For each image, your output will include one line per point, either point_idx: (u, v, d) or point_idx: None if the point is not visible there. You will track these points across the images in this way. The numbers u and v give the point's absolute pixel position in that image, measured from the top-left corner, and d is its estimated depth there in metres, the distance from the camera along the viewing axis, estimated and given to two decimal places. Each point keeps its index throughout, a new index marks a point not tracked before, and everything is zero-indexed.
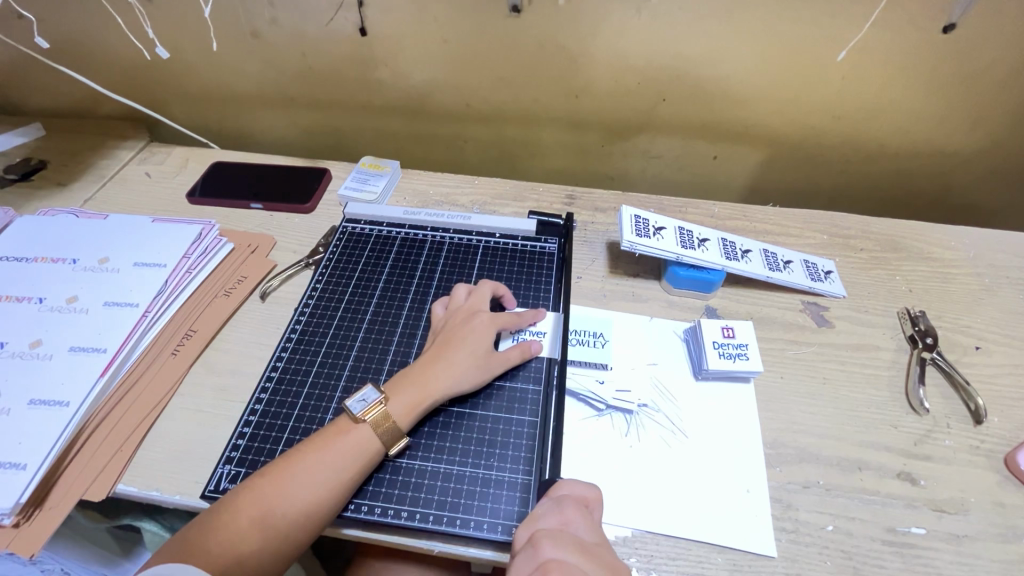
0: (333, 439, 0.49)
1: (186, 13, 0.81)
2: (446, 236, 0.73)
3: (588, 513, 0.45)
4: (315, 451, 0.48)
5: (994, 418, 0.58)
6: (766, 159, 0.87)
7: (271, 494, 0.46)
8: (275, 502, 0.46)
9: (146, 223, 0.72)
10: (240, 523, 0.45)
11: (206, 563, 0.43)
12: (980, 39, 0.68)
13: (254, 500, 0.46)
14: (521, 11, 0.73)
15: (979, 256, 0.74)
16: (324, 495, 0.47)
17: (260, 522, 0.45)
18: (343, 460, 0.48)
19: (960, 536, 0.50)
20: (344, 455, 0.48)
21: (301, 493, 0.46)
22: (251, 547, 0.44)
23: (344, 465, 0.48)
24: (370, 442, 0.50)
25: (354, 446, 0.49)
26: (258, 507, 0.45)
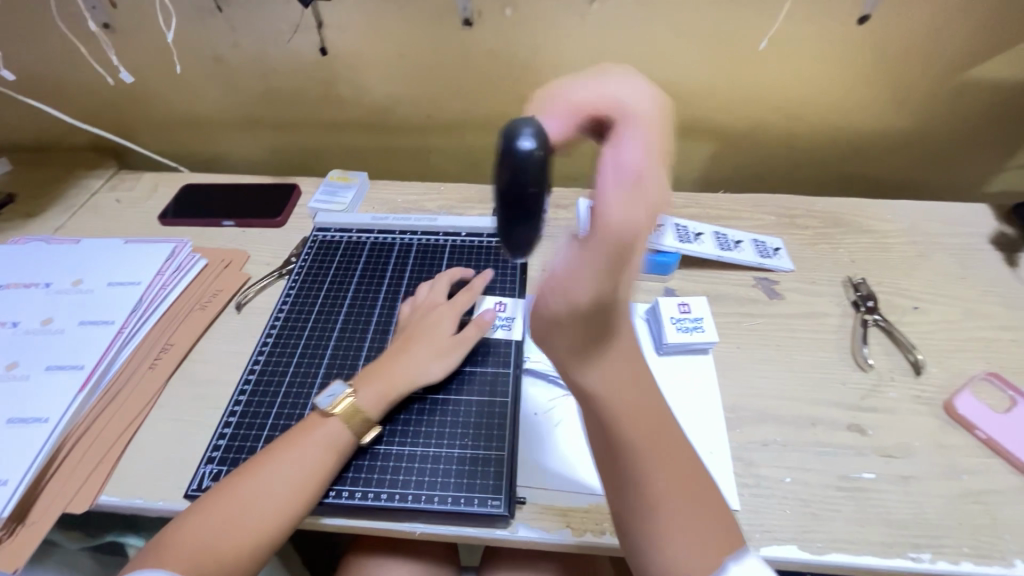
0: (308, 434, 0.51)
1: (150, 41, 0.83)
2: (415, 238, 0.76)
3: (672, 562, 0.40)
4: (287, 449, 0.50)
5: (934, 369, 0.62)
6: (714, 152, 0.92)
7: (245, 492, 0.48)
8: (252, 497, 0.47)
9: (118, 245, 0.74)
10: (218, 519, 0.46)
11: (177, 559, 0.44)
12: (890, 27, 0.75)
13: (226, 499, 0.47)
14: (472, 23, 0.78)
15: (914, 226, 0.80)
16: (296, 489, 0.48)
17: (239, 517, 0.47)
18: (318, 453, 0.50)
19: (907, 476, 0.53)
20: (319, 448, 0.51)
21: (276, 487, 0.48)
22: (222, 544, 0.45)
23: (316, 460, 0.50)
24: (342, 436, 0.52)
25: (327, 440, 0.51)
26: (237, 503, 0.47)
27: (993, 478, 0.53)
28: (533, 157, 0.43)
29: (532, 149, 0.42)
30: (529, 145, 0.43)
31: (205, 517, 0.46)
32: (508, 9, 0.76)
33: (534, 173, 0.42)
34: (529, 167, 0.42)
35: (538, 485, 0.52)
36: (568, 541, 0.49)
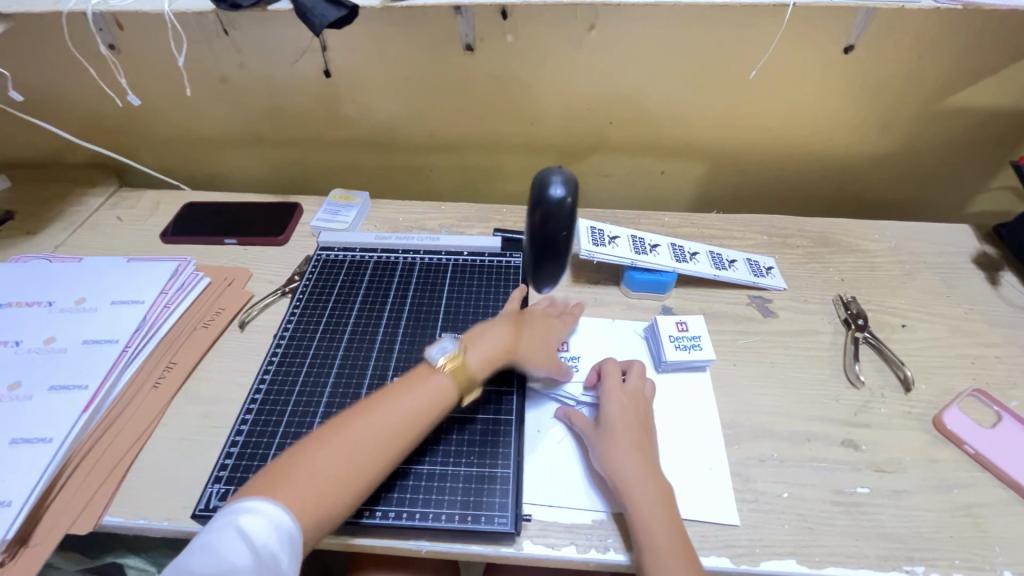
0: (414, 383, 0.53)
1: (156, 62, 0.85)
2: (417, 257, 0.77)
3: (652, 531, 0.48)
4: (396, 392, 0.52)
5: (922, 385, 0.64)
6: (708, 173, 0.95)
7: (356, 425, 0.49)
8: (358, 441, 0.48)
9: (121, 263, 0.74)
10: (324, 462, 0.46)
11: (296, 483, 0.44)
12: (873, 56, 0.79)
13: (339, 432, 0.48)
14: (474, 48, 0.81)
15: (899, 246, 0.83)
16: (404, 428, 0.50)
17: (345, 462, 0.46)
18: (419, 402, 0.51)
19: (900, 491, 0.55)
20: (420, 397, 0.52)
21: (378, 434, 0.49)
22: (337, 472, 0.46)
23: (422, 403, 0.52)
24: (448, 390, 0.53)
25: (429, 389, 0.53)
26: (344, 448, 0.47)
27: (982, 492, 0.55)
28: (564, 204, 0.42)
29: (565, 196, 0.41)
30: (560, 192, 0.41)
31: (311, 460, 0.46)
32: (509, 36, 0.79)
33: (566, 222, 0.42)
34: (560, 216, 0.42)
35: (542, 503, 0.53)
36: (572, 558, 0.50)
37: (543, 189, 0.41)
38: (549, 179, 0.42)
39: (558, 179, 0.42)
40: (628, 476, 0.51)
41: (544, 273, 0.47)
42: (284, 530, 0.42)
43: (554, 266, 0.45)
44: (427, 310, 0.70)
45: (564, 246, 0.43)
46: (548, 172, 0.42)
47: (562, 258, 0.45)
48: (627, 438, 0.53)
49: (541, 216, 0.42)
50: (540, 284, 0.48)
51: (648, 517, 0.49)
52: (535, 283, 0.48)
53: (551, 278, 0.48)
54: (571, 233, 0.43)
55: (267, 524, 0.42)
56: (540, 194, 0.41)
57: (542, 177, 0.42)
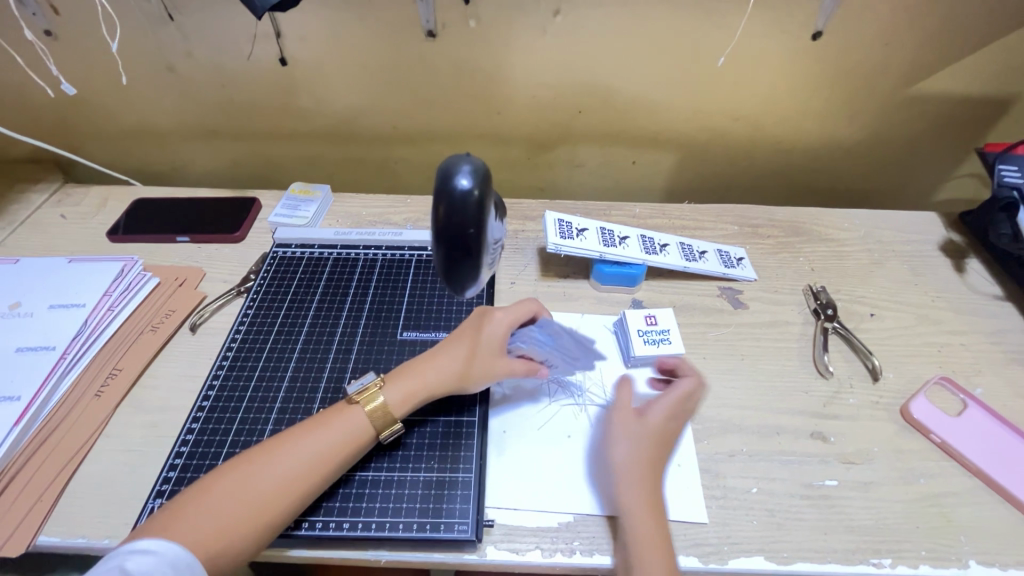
0: (331, 419, 0.51)
1: (97, 49, 0.80)
2: (379, 253, 0.74)
3: (639, 540, 0.47)
4: (313, 427, 0.50)
5: (891, 375, 0.64)
6: (679, 162, 0.94)
7: (265, 463, 0.47)
8: (258, 491, 0.45)
9: (62, 265, 0.70)
10: (222, 504, 0.44)
11: (185, 527, 0.43)
12: (842, 42, 0.78)
13: (246, 472, 0.46)
14: (436, 35, 0.78)
15: (869, 234, 0.82)
16: (310, 472, 0.47)
17: (250, 505, 0.45)
18: (330, 441, 0.49)
19: (868, 483, 0.55)
20: (334, 435, 0.49)
21: (290, 476, 0.47)
22: (234, 518, 0.44)
23: (338, 441, 0.49)
24: (364, 429, 0.51)
25: (344, 427, 0.50)
26: (244, 498, 0.45)
27: (948, 481, 0.55)
28: (470, 196, 0.36)
29: (470, 189, 0.35)
30: (467, 184, 0.35)
31: (216, 493, 0.45)
32: (472, 21, 0.76)
33: (473, 218, 0.36)
34: (465, 211, 0.35)
35: (505, 506, 0.51)
36: (537, 563, 0.48)
37: (448, 179, 0.35)
38: (457, 168, 0.36)
39: (467, 168, 0.36)
40: (636, 477, 0.50)
41: (457, 275, 0.39)
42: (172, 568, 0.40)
43: (463, 269, 0.38)
44: (388, 309, 0.67)
45: (472, 246, 0.37)
46: (458, 159, 0.36)
47: (474, 261, 0.38)
48: (646, 456, 0.51)
49: (444, 211, 0.35)
50: (452, 285, 0.40)
51: (640, 522, 0.48)
52: (450, 290, 0.41)
53: (468, 282, 0.41)
54: (479, 230, 0.36)
55: (162, 561, 0.40)
56: (445, 184, 0.35)
57: (449, 164, 0.36)
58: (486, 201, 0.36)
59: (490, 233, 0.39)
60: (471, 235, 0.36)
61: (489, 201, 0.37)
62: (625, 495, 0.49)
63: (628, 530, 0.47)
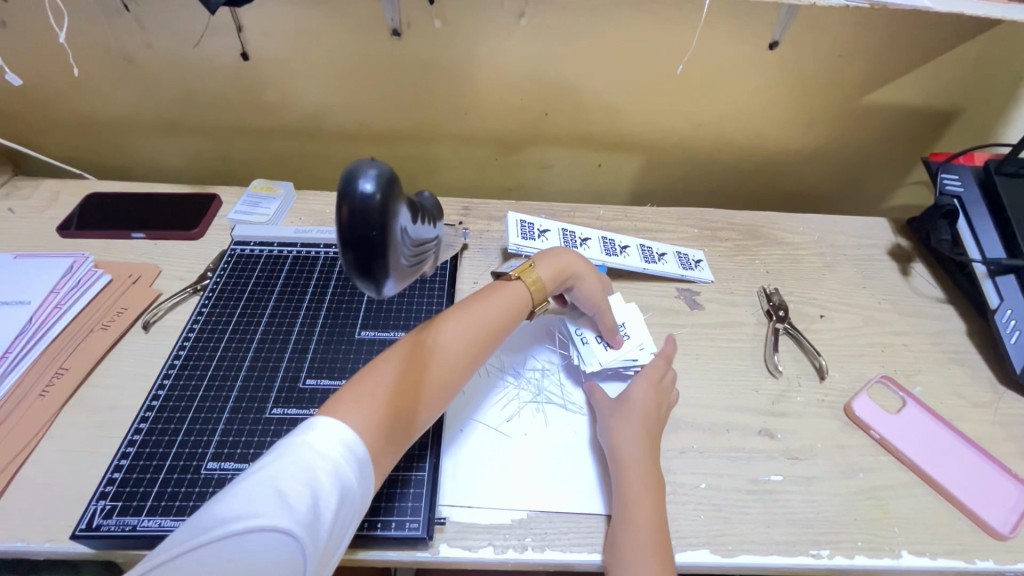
0: (481, 298, 0.56)
1: (50, 38, 0.77)
2: (340, 252, 0.74)
3: (630, 544, 0.48)
4: (479, 299, 0.56)
5: (836, 374, 0.67)
6: (644, 166, 0.95)
7: (443, 332, 0.52)
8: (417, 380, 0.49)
9: (7, 261, 0.67)
10: (406, 370, 0.48)
11: (397, 384, 0.48)
12: (797, 52, 0.81)
13: (436, 338, 0.52)
14: (401, 34, 0.77)
15: (822, 238, 0.86)
16: (487, 334, 0.54)
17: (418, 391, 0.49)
18: (492, 311, 0.55)
19: (811, 477, 0.57)
20: (500, 304, 0.56)
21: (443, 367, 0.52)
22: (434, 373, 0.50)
23: (499, 309, 0.56)
24: (515, 301, 0.57)
25: (503, 300, 0.56)
26: (409, 384, 0.48)
27: (885, 475, 0.58)
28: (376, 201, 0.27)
29: (372, 192, 0.26)
30: (369, 186, 0.26)
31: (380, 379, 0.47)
32: (437, 21, 0.76)
33: (383, 227, 0.27)
34: (367, 215, 0.26)
35: (459, 504, 0.52)
36: (490, 560, 0.49)
37: (349, 181, 0.26)
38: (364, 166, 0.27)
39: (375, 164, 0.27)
40: (631, 459, 0.52)
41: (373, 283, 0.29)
42: (352, 445, 0.42)
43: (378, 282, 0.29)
44: (347, 308, 0.67)
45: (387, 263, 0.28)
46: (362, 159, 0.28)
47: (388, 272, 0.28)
48: (643, 450, 0.53)
49: (346, 221, 0.27)
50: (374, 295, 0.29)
51: (636, 498, 0.50)
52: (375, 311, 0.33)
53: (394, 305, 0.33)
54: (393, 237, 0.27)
55: (343, 447, 0.42)
56: (345, 187, 0.26)
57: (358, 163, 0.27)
58: (398, 206, 0.28)
59: (414, 242, 0.30)
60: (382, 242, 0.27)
61: (402, 206, 0.29)
62: (620, 476, 0.52)
63: (626, 507, 0.50)
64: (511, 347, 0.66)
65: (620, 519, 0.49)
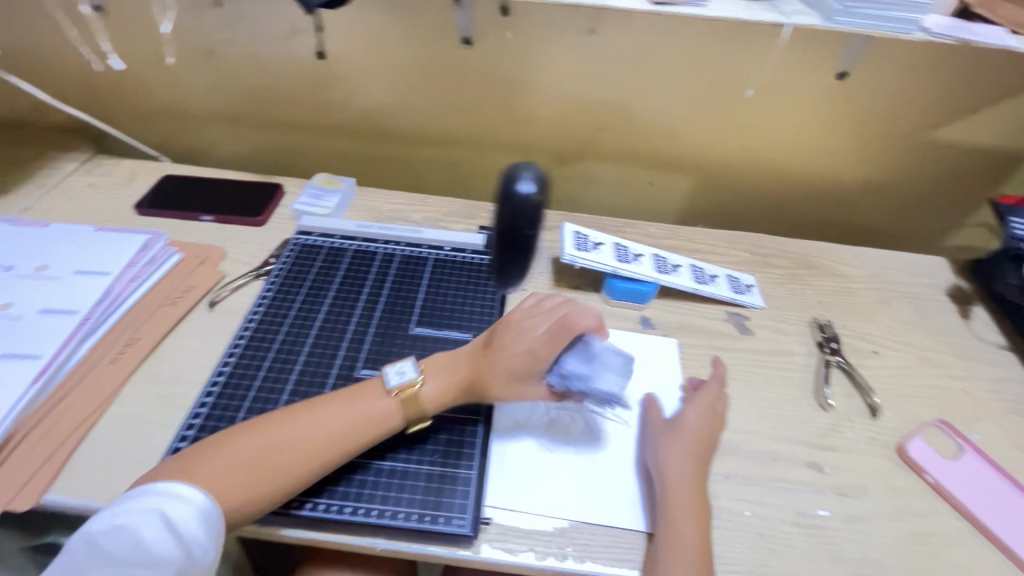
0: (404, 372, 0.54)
1: (144, 28, 0.82)
2: (398, 248, 0.75)
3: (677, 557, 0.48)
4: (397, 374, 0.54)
5: (889, 413, 0.65)
6: (697, 187, 0.95)
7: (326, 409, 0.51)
8: (344, 419, 0.50)
9: (89, 232, 0.71)
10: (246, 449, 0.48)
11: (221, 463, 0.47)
12: (864, 84, 0.80)
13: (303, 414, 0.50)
14: (471, 42, 0.80)
15: (877, 273, 0.84)
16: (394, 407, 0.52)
17: (329, 433, 0.50)
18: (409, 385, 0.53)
19: (859, 516, 0.55)
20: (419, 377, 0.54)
21: (383, 399, 0.52)
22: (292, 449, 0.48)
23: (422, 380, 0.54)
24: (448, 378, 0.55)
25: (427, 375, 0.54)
26: (339, 421, 0.50)
27: (938, 521, 0.56)
28: (529, 198, 0.47)
29: (531, 189, 0.46)
30: (528, 188, 0.47)
31: (292, 430, 0.49)
32: (508, 33, 0.78)
33: (530, 217, 0.48)
34: (524, 205, 0.47)
35: (503, 507, 0.52)
36: (530, 565, 0.49)
37: (512, 185, 0.47)
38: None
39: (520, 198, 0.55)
40: (681, 484, 0.52)
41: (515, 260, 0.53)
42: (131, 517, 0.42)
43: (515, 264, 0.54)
44: (402, 303, 0.68)
45: (526, 241, 0.50)
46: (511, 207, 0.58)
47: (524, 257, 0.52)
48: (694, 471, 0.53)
49: (509, 210, 0.47)
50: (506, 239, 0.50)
51: (682, 524, 0.49)
52: (500, 284, 0.57)
53: (512, 283, 0.57)
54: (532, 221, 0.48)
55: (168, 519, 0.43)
56: (509, 188, 0.47)
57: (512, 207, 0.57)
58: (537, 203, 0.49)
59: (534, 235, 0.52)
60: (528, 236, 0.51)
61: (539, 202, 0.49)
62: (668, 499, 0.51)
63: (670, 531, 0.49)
64: None
65: (663, 542, 0.49)
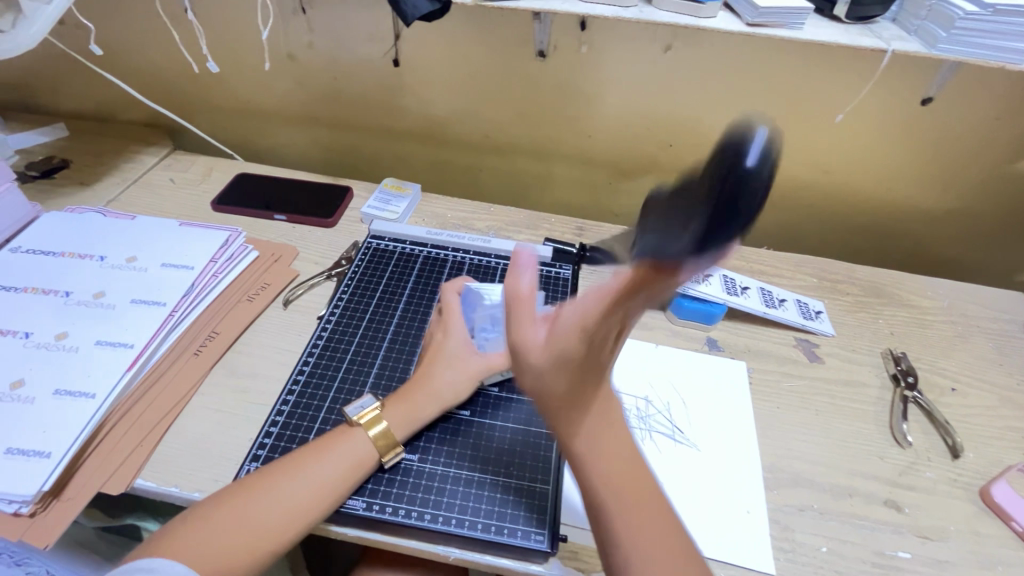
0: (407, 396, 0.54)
1: (230, 31, 0.85)
2: (466, 256, 0.76)
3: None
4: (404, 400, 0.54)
5: (970, 454, 0.63)
6: (761, 207, 0.94)
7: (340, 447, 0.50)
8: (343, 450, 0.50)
9: (173, 226, 0.74)
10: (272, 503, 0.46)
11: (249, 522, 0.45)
12: (950, 111, 0.78)
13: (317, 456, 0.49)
14: (546, 55, 0.80)
15: (953, 305, 0.81)
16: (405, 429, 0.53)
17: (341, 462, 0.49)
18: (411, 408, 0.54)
19: (942, 561, 0.53)
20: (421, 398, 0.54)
21: (387, 411, 0.53)
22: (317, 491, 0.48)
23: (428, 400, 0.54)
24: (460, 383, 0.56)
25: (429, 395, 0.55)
26: (361, 444, 0.51)
27: None
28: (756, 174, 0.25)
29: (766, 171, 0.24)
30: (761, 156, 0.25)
31: (299, 479, 0.47)
32: (584, 47, 0.78)
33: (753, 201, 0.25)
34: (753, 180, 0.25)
35: (579, 525, 0.51)
36: None
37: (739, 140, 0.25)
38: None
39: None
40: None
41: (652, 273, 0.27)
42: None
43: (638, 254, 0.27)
44: None
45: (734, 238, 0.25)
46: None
47: (726, 245, 0.25)
48: None
49: (726, 171, 0.24)
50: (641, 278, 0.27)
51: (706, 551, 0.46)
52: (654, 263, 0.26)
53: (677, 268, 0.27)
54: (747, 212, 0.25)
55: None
56: (734, 142, 0.25)
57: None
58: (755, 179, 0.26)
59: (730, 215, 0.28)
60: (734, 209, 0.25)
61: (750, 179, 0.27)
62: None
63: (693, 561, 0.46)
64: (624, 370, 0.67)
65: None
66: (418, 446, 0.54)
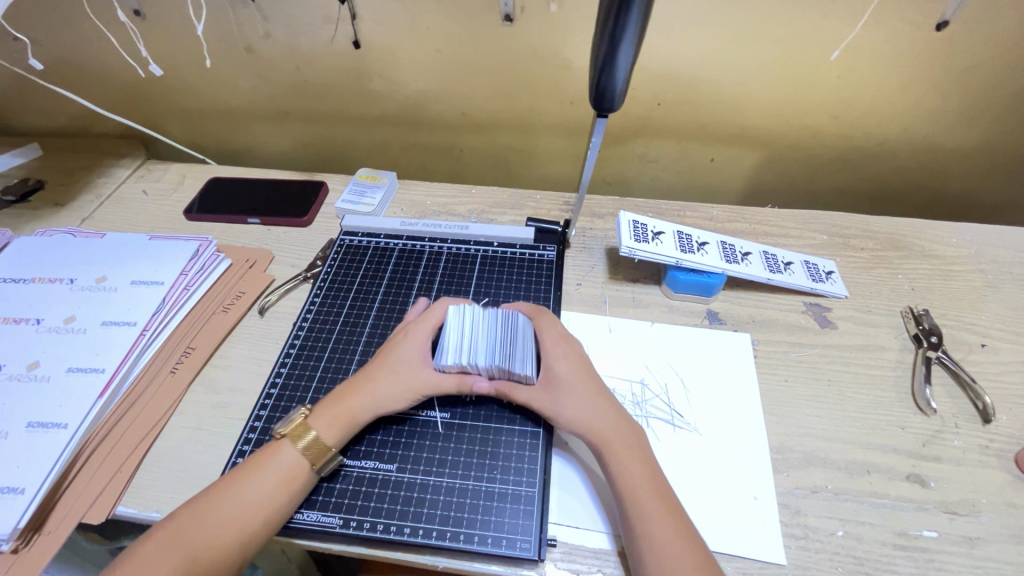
0: (342, 399, 0.51)
1: (179, 29, 0.81)
2: (444, 246, 0.73)
3: (658, 543, 0.43)
4: (344, 402, 0.51)
5: (1003, 417, 0.57)
6: (762, 161, 0.87)
7: (269, 460, 0.48)
8: (263, 483, 0.46)
9: (143, 241, 0.72)
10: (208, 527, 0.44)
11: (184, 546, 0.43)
12: (972, 36, 0.68)
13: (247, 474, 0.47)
14: (513, 19, 0.73)
15: (981, 252, 0.74)
16: (338, 428, 0.50)
17: (252, 503, 0.45)
18: (339, 415, 0.50)
19: (973, 538, 0.49)
20: (355, 403, 0.51)
21: (314, 418, 0.50)
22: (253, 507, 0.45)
23: (367, 403, 0.51)
24: (401, 386, 0.52)
25: (366, 399, 0.51)
26: (291, 456, 0.48)
27: None
28: None
29: None
30: None
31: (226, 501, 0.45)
32: (553, 5, 0.71)
33: None
34: None
35: (569, 524, 0.48)
36: None
37: None
38: (607, 95, 0.48)
39: (616, 85, 0.47)
40: (633, 469, 0.47)
41: None
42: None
43: None
44: None
45: None
46: (595, 107, 0.50)
47: None
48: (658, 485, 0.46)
49: None
50: None
51: (648, 515, 0.44)
52: None
53: None
54: (634, 27, 0.42)
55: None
56: None
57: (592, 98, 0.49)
58: None
59: None
60: (619, 15, 0.42)
61: None
62: (627, 499, 0.46)
63: (637, 529, 0.44)
64: (618, 350, 0.63)
65: (636, 551, 0.44)
66: (396, 454, 0.51)
